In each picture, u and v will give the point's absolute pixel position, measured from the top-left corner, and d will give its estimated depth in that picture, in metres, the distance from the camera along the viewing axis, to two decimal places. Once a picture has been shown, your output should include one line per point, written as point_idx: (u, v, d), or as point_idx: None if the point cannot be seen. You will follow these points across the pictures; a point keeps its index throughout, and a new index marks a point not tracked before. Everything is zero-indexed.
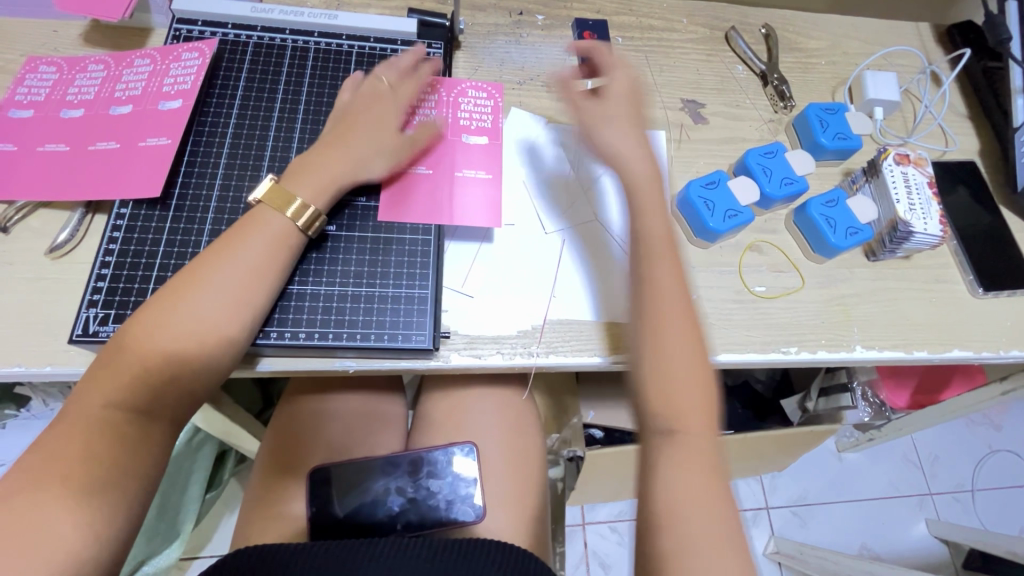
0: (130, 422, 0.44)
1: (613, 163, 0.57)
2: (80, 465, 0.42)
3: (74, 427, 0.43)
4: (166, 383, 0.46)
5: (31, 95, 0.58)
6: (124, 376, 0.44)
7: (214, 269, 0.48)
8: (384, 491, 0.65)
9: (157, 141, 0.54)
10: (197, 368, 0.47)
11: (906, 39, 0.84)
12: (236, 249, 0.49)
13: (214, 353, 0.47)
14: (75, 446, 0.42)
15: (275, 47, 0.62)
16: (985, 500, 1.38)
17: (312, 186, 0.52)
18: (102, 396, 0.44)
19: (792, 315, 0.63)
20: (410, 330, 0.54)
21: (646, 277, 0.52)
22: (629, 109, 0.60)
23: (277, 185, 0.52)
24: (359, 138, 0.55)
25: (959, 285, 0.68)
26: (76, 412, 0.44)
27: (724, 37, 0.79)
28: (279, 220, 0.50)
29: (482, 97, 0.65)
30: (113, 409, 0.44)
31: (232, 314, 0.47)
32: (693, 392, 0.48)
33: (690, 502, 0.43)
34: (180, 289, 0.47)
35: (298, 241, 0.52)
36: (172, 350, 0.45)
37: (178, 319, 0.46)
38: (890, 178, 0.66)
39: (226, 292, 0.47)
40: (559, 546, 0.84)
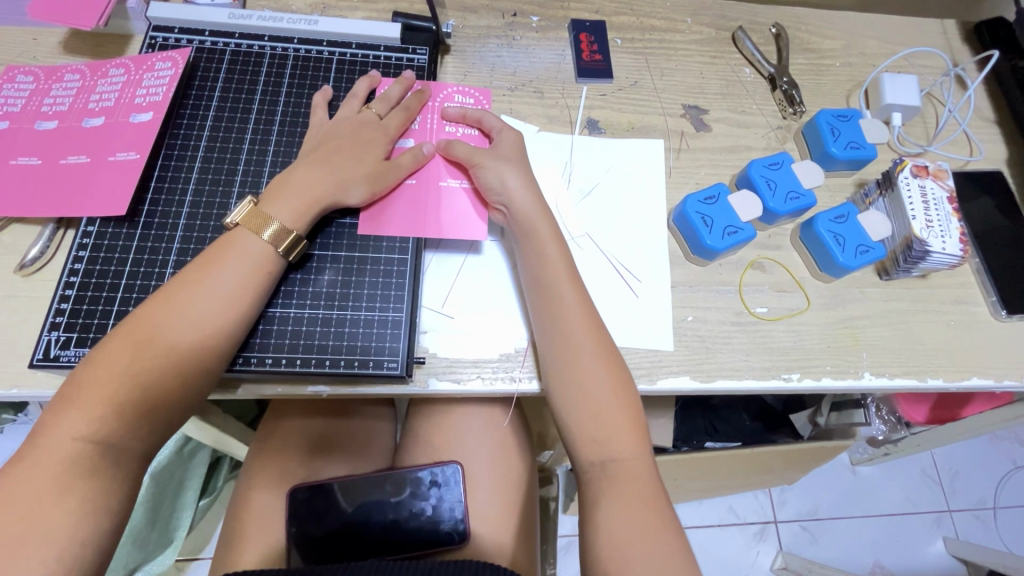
0: (102, 453, 0.40)
1: (507, 202, 0.55)
2: (37, 504, 0.38)
3: (45, 460, 0.39)
4: (145, 411, 0.42)
5: (7, 106, 0.57)
6: (97, 405, 0.41)
7: (187, 294, 0.45)
8: (366, 513, 0.62)
9: (126, 156, 0.53)
10: (177, 391, 0.44)
11: (930, 37, 0.78)
12: (216, 267, 0.46)
13: (197, 375, 0.44)
14: (34, 483, 0.38)
15: (252, 55, 0.60)
16: (1009, 519, 1.31)
17: (294, 208, 0.50)
18: (72, 427, 0.40)
19: (796, 338, 0.59)
20: (383, 356, 0.51)
21: (554, 314, 0.52)
22: (519, 146, 0.58)
23: (256, 207, 0.49)
24: (350, 154, 0.53)
25: (980, 307, 0.63)
26: (42, 445, 0.40)
27: (731, 38, 0.75)
28: (258, 242, 0.48)
29: (469, 104, 0.62)
30: (88, 441, 0.40)
31: (214, 334, 0.45)
32: (619, 421, 0.49)
33: (638, 536, 0.44)
34: (156, 310, 0.44)
35: (276, 264, 0.49)
36: (153, 375, 0.42)
37: (155, 342, 0.43)
38: (906, 192, 0.61)
39: (207, 311, 0.45)
40: (551, 566, 0.82)
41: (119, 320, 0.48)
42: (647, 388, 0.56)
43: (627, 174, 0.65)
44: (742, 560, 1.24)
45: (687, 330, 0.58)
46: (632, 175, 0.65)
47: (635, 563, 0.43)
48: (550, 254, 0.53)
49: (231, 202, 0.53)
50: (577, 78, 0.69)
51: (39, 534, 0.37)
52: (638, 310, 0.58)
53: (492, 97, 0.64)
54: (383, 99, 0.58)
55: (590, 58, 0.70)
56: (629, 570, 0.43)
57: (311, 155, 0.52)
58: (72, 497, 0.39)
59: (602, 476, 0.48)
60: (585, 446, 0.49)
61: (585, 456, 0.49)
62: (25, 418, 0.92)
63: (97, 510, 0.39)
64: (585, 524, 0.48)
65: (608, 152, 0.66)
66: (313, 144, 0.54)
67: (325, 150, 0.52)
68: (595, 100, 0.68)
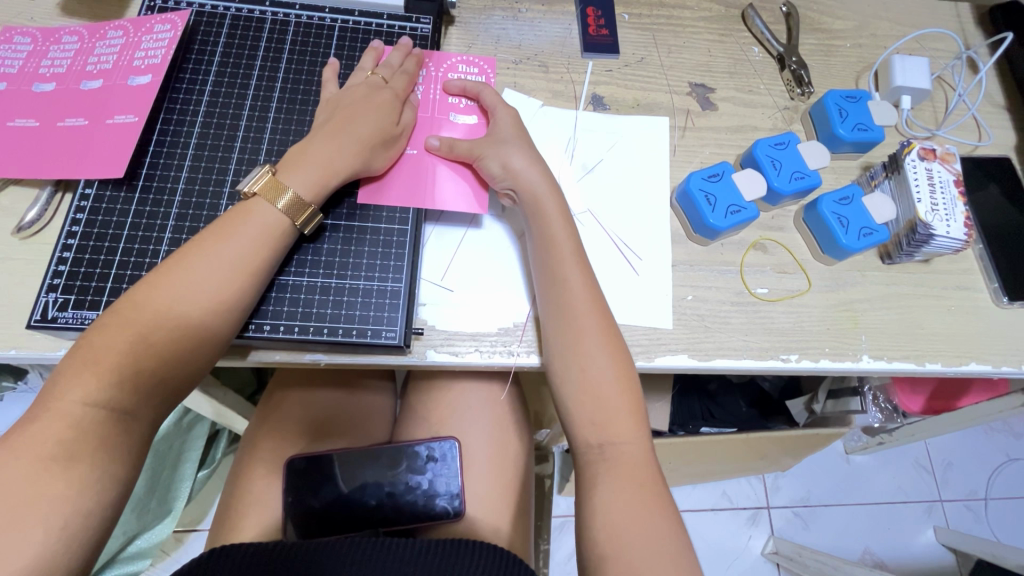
0: (101, 417, 0.40)
1: (513, 182, 0.54)
2: (37, 467, 0.38)
3: (44, 423, 0.39)
4: (153, 379, 0.42)
5: (5, 67, 0.56)
6: (106, 371, 0.41)
7: (200, 264, 0.44)
8: (363, 484, 0.63)
9: (124, 119, 0.52)
10: (185, 360, 0.43)
11: (943, 19, 0.77)
12: (226, 236, 0.45)
13: (204, 343, 0.44)
14: (37, 448, 0.38)
15: (253, 21, 0.59)
16: (999, 509, 1.33)
17: (313, 178, 0.49)
18: (81, 392, 0.40)
19: (795, 319, 0.59)
20: (381, 326, 0.51)
21: (558, 293, 0.52)
22: (517, 125, 0.57)
23: (274, 177, 0.48)
24: (365, 122, 0.52)
25: (982, 293, 0.63)
26: (44, 407, 0.40)
27: (740, 16, 0.73)
28: (273, 213, 0.47)
29: (473, 72, 0.61)
30: (84, 405, 0.40)
31: (221, 303, 0.44)
32: (619, 402, 0.49)
33: (629, 509, 0.45)
34: (163, 278, 0.43)
35: (287, 232, 0.48)
36: (161, 344, 0.42)
37: (163, 310, 0.42)
38: (912, 174, 0.61)
39: (216, 279, 0.44)
40: (544, 542, 0.82)
41: (118, 283, 0.47)
42: (645, 365, 0.56)
43: (632, 151, 0.64)
44: (734, 543, 1.25)
45: (687, 309, 0.58)
46: (638, 152, 0.64)
47: (632, 541, 0.44)
48: (556, 235, 0.53)
49: (231, 168, 0.52)
50: (583, 53, 0.68)
51: (44, 497, 0.37)
52: (638, 287, 0.58)
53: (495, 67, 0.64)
54: (385, 67, 0.57)
55: (596, 33, 0.68)
56: (627, 548, 0.43)
57: (328, 126, 0.51)
58: (73, 462, 0.39)
59: (601, 458, 0.48)
60: (584, 426, 0.49)
61: (584, 438, 0.49)
62: (25, 386, 0.92)
63: (99, 477, 0.39)
64: (582, 501, 0.48)
65: (613, 128, 0.65)
66: (327, 115, 0.52)
67: (340, 119, 0.51)
68: (601, 75, 0.67)
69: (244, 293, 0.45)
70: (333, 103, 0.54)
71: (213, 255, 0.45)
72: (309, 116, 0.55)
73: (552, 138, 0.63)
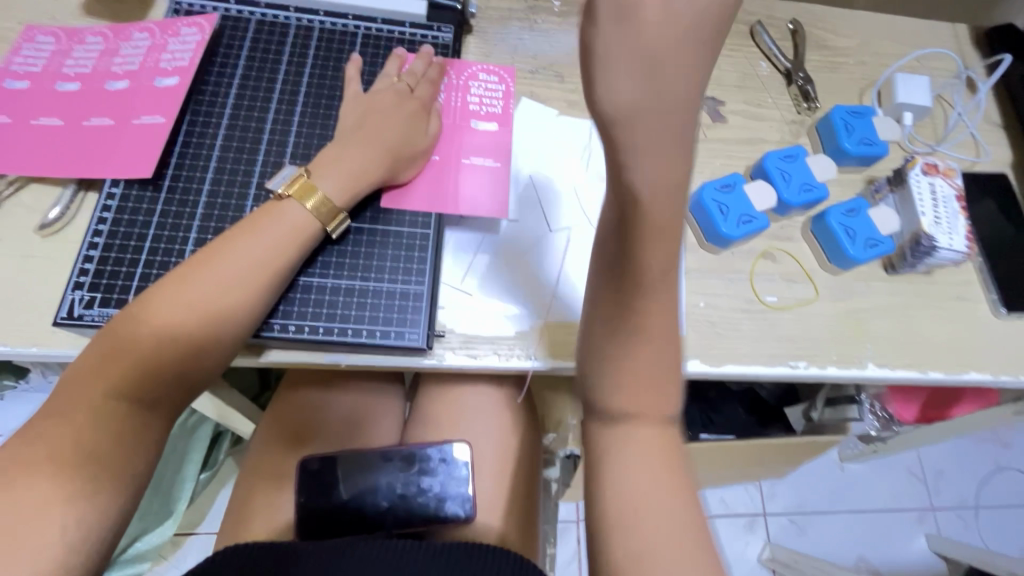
0: (133, 412, 0.41)
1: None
2: (61, 462, 0.38)
3: (75, 417, 0.39)
4: (175, 374, 0.42)
5: (28, 66, 0.56)
6: (131, 364, 0.41)
7: (226, 257, 0.45)
8: (375, 485, 0.63)
9: (151, 119, 0.53)
10: (206, 355, 0.43)
11: (941, 40, 0.79)
12: (254, 232, 0.46)
13: (226, 338, 0.44)
14: (69, 444, 0.38)
15: (277, 26, 0.60)
16: (989, 518, 1.35)
17: (342, 181, 0.50)
18: (106, 385, 0.40)
19: (802, 327, 0.61)
20: (403, 328, 0.52)
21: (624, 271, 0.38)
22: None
23: (305, 178, 0.50)
24: (391, 129, 0.54)
25: (981, 304, 0.65)
26: (68, 400, 0.40)
27: (749, 32, 0.75)
28: (300, 212, 0.48)
29: (493, 81, 0.63)
30: (113, 399, 0.40)
31: (244, 299, 0.45)
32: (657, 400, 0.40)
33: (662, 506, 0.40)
34: (190, 274, 0.44)
35: (314, 232, 0.49)
36: (186, 338, 0.42)
37: (188, 305, 0.43)
38: (916, 189, 0.63)
39: (239, 274, 0.45)
40: (550, 546, 0.82)
41: (144, 281, 0.48)
42: None
43: None
44: (731, 549, 1.27)
45: (699, 315, 0.60)
46: None
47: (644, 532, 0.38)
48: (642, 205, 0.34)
49: (256, 170, 0.53)
50: None
51: (68, 492, 0.37)
52: None
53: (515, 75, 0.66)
54: (409, 74, 0.58)
55: None
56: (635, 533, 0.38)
57: (356, 133, 0.53)
58: (96, 457, 0.39)
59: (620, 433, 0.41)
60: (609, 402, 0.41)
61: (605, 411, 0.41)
62: (26, 386, 0.87)
63: (122, 474, 0.40)
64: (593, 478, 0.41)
65: None
66: (355, 122, 0.54)
67: (368, 126, 0.53)
68: None
69: (266, 288, 0.46)
70: (359, 109, 0.55)
71: (238, 249, 0.46)
72: (333, 120, 0.56)
73: (569, 145, 0.65)
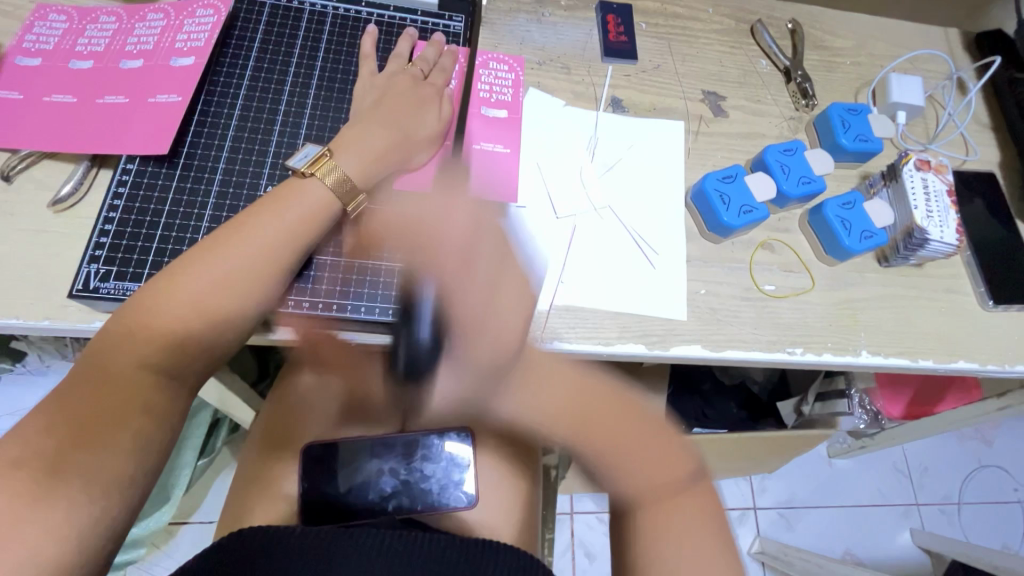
0: (161, 384, 0.42)
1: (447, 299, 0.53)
2: (85, 429, 0.39)
3: (105, 386, 0.40)
4: (202, 345, 0.44)
5: (40, 43, 0.56)
6: (159, 336, 0.42)
7: (250, 234, 0.46)
8: (378, 472, 0.65)
9: (167, 98, 0.53)
10: (229, 327, 0.45)
11: (934, 43, 0.82)
12: (279, 210, 0.47)
13: (249, 312, 0.45)
14: (93, 413, 0.39)
15: (292, 10, 0.61)
16: (971, 513, 1.39)
17: (362, 163, 0.52)
18: (136, 355, 0.42)
19: (799, 315, 0.63)
20: (412, 307, 0.54)
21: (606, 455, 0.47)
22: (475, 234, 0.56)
23: (325, 157, 0.51)
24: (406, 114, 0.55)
25: (970, 296, 0.67)
26: (98, 368, 0.41)
27: (749, 30, 0.77)
28: (319, 190, 0.49)
29: (503, 70, 0.66)
30: (144, 369, 0.42)
31: (268, 275, 0.46)
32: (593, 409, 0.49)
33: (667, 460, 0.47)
34: (218, 246, 0.45)
35: (333, 211, 0.50)
36: (212, 311, 0.44)
37: (215, 278, 0.44)
38: (909, 184, 0.65)
39: (262, 251, 0.46)
40: (549, 532, 0.84)
41: (160, 256, 0.49)
42: (660, 354, 0.58)
43: (650, 152, 0.67)
44: None
45: (700, 302, 0.61)
46: (654, 154, 0.67)
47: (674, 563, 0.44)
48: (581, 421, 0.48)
49: (270, 150, 0.54)
50: (603, 58, 0.71)
51: (90, 458, 0.38)
52: (655, 280, 0.61)
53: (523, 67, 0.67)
54: (422, 61, 0.60)
55: (616, 40, 0.72)
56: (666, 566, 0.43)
57: (371, 116, 0.54)
58: (117, 425, 0.40)
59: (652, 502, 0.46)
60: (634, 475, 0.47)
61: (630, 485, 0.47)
62: (24, 368, 0.84)
63: (143, 442, 0.41)
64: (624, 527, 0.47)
65: (630, 129, 0.68)
66: (370, 106, 0.55)
67: (383, 109, 0.54)
68: (620, 79, 0.71)
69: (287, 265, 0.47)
70: (374, 93, 0.56)
71: (261, 226, 0.47)
72: (346, 104, 0.57)
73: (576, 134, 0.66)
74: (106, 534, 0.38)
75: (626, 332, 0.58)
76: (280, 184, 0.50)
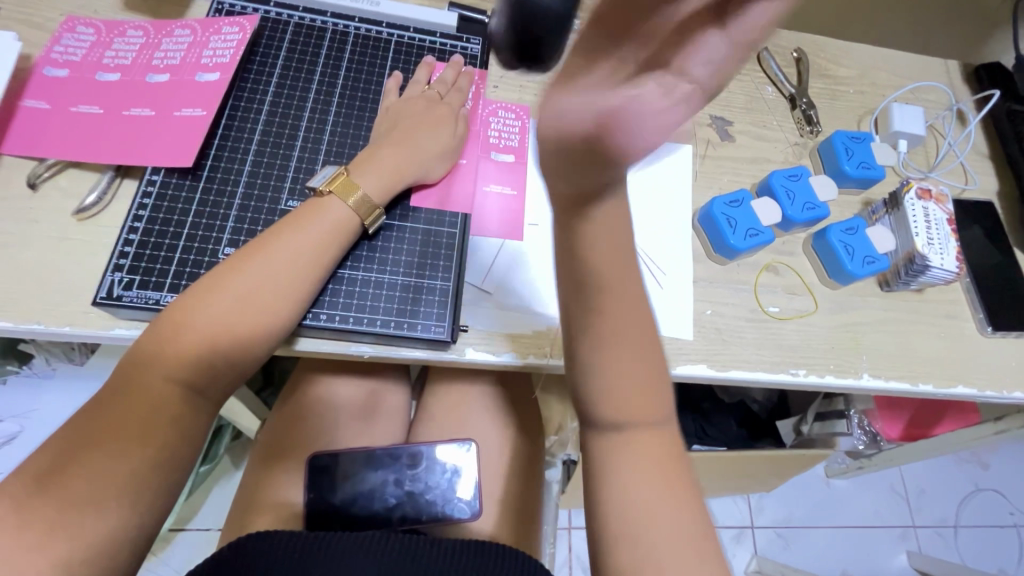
0: (187, 396, 0.44)
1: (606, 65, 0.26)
2: (114, 440, 0.40)
3: (133, 397, 0.42)
4: (226, 360, 0.46)
5: (68, 55, 0.58)
6: (186, 350, 0.44)
7: (276, 249, 0.48)
8: (382, 483, 0.65)
9: (192, 112, 0.55)
10: (252, 341, 0.46)
11: (934, 74, 0.84)
12: (301, 228, 0.49)
13: (272, 326, 0.47)
14: (121, 423, 0.41)
15: (315, 29, 0.62)
16: (967, 536, 1.39)
17: (380, 181, 0.54)
18: (163, 368, 0.43)
19: (802, 337, 0.64)
20: (429, 321, 0.54)
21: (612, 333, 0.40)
22: None
23: (346, 177, 0.53)
24: (426, 131, 0.57)
25: (968, 322, 0.69)
26: (127, 382, 0.42)
27: (756, 58, 0.80)
28: (342, 208, 0.51)
29: (510, 118, 0.65)
30: (174, 383, 0.43)
31: (291, 290, 0.48)
32: (645, 397, 0.42)
33: (660, 510, 0.41)
34: (244, 262, 0.47)
35: (352, 227, 0.52)
36: (237, 326, 0.45)
37: (241, 292, 0.46)
38: (910, 212, 0.67)
39: (285, 268, 0.47)
40: (550, 546, 0.83)
41: (182, 267, 0.50)
42: (667, 372, 0.59)
43: (658, 174, 0.69)
44: None
45: (706, 322, 0.62)
46: (662, 177, 0.69)
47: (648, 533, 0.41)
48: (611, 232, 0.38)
49: (291, 165, 0.55)
50: None
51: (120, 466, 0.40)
52: (662, 300, 0.62)
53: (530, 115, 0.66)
54: (439, 82, 0.62)
55: None
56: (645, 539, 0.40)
57: (392, 136, 0.56)
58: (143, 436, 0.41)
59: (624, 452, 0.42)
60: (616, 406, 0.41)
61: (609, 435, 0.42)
62: (30, 371, 0.83)
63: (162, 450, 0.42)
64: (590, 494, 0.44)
65: None
66: (391, 125, 0.57)
67: (401, 130, 0.57)
68: None
69: (309, 281, 0.49)
70: (395, 114, 0.58)
71: (285, 242, 0.48)
72: (367, 123, 0.59)
73: None
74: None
75: None
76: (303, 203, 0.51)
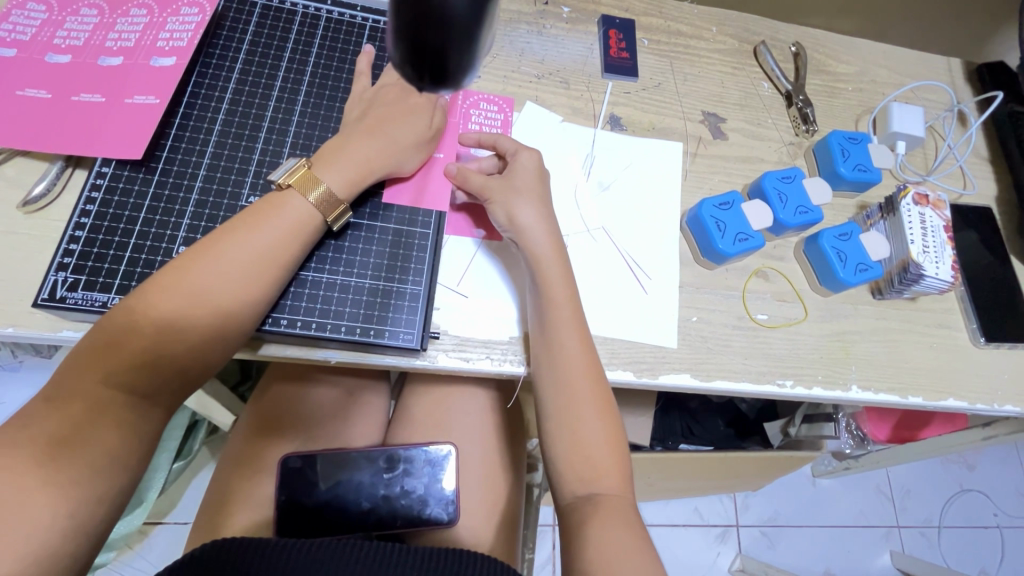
0: (133, 406, 0.41)
1: (517, 236, 0.54)
2: (52, 448, 0.38)
3: (71, 406, 0.39)
4: (176, 367, 0.43)
5: (15, 33, 0.53)
6: (127, 356, 0.41)
7: (228, 248, 0.45)
8: (356, 485, 0.62)
9: (145, 100, 0.51)
10: (203, 348, 0.43)
11: (936, 72, 0.81)
12: (258, 226, 0.46)
13: (226, 331, 0.44)
14: (59, 436, 0.38)
15: (283, 12, 0.59)
16: (951, 537, 1.39)
17: (348, 178, 0.50)
18: (103, 376, 0.40)
19: (791, 346, 0.62)
20: (398, 328, 0.51)
21: (559, 374, 0.51)
22: (537, 171, 0.57)
23: (308, 171, 0.49)
24: (399, 123, 0.53)
25: (961, 333, 0.67)
26: (65, 390, 0.40)
27: (752, 52, 0.76)
28: (304, 205, 0.48)
29: (492, 110, 0.64)
30: (117, 392, 0.40)
31: (244, 292, 0.44)
32: (609, 467, 0.49)
33: (625, 561, 0.42)
34: (193, 264, 0.43)
35: (315, 226, 0.48)
36: (185, 332, 0.42)
37: (189, 294, 0.43)
38: (907, 218, 0.64)
39: (240, 270, 0.44)
40: (529, 551, 0.81)
41: (131, 267, 0.47)
42: (649, 382, 0.57)
43: (647, 174, 0.66)
44: (703, 559, 1.28)
45: (691, 329, 0.60)
46: (650, 176, 0.66)
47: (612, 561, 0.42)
48: (554, 291, 0.52)
49: (254, 159, 0.52)
50: (604, 74, 0.69)
51: (57, 481, 0.37)
52: (646, 306, 0.60)
53: (515, 106, 0.65)
54: None
55: (617, 55, 0.70)
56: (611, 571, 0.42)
57: (363, 126, 0.52)
58: (86, 444, 0.39)
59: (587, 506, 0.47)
60: (574, 455, 0.49)
61: (570, 489, 0.49)
62: None
63: (105, 464, 0.40)
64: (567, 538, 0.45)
65: (629, 149, 0.67)
66: (362, 115, 0.54)
67: (371, 121, 0.53)
68: (620, 97, 0.69)
69: (266, 283, 0.45)
70: (366, 104, 0.55)
71: (239, 241, 0.45)
72: (336, 113, 0.56)
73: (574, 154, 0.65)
74: (67, 560, 0.37)
75: (614, 358, 0.57)
76: (262, 199, 0.48)
